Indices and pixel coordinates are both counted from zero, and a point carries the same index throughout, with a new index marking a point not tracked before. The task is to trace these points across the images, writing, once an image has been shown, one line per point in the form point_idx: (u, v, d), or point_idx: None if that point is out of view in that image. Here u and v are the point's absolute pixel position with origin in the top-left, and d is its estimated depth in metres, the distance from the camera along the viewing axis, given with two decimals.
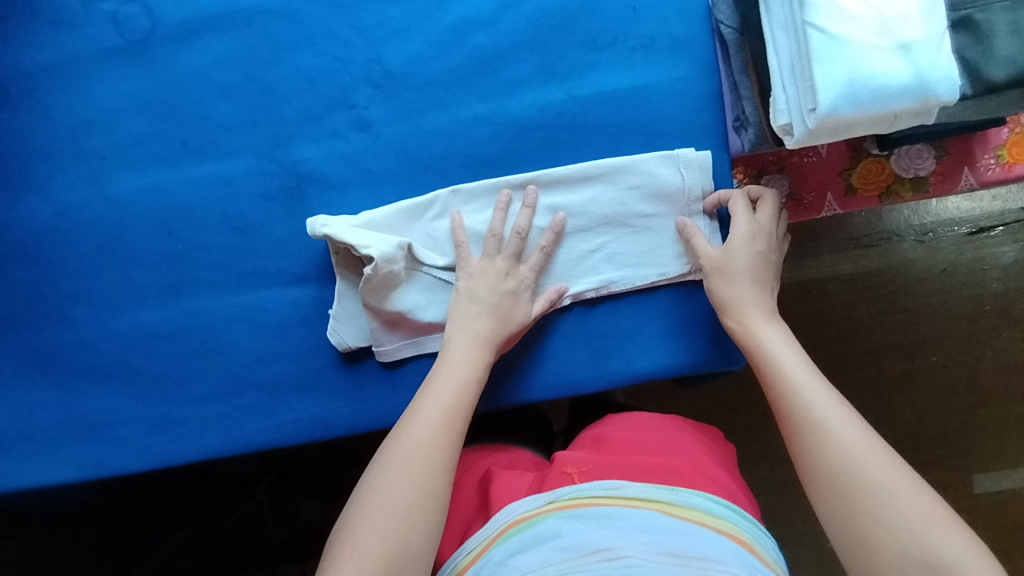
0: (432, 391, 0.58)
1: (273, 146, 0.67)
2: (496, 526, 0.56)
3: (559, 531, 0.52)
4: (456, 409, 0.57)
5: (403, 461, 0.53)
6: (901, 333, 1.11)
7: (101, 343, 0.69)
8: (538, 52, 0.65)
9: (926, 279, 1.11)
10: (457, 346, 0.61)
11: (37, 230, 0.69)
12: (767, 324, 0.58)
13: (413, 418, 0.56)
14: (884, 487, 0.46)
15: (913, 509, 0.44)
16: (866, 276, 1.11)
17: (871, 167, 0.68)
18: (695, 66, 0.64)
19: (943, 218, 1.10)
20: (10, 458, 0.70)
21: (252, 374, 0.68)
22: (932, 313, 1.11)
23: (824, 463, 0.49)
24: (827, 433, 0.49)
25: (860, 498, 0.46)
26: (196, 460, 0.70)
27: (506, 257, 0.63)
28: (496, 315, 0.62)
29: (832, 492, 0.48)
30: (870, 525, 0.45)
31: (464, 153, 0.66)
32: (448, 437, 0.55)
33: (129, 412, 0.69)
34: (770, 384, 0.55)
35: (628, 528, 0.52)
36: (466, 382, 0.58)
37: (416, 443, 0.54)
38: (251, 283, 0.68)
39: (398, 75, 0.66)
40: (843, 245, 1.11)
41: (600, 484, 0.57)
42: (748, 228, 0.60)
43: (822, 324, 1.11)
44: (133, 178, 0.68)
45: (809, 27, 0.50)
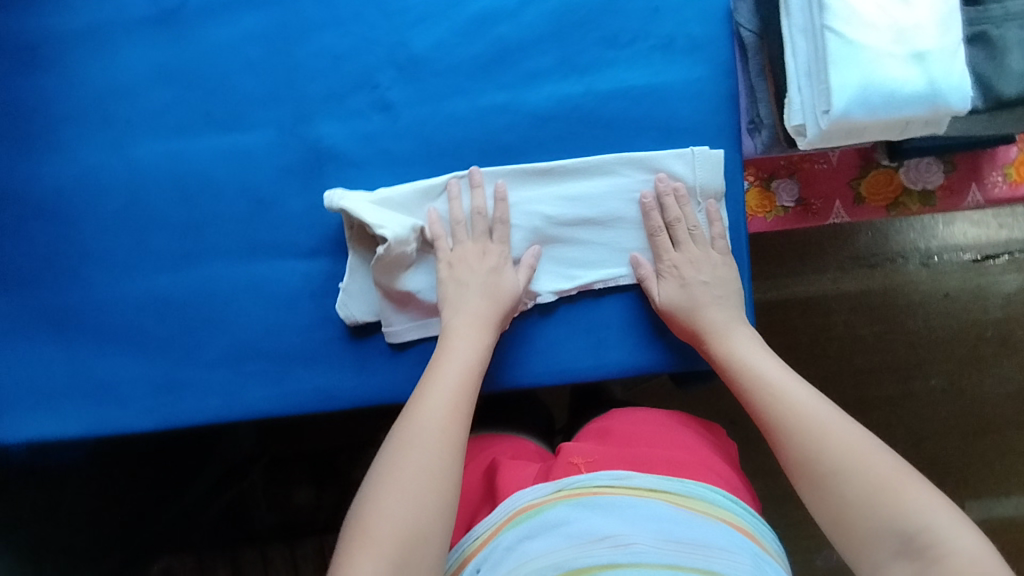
0: (438, 373, 0.59)
1: (294, 121, 0.67)
2: (505, 511, 0.56)
3: (565, 519, 0.53)
4: (461, 388, 0.58)
5: (410, 443, 0.54)
6: (901, 356, 1.12)
7: (112, 306, 0.70)
8: (559, 45, 0.66)
9: (928, 302, 1.12)
10: (456, 330, 0.62)
11: (57, 190, 0.68)
12: (729, 328, 0.63)
13: (421, 402, 0.57)
14: (851, 463, 0.51)
15: (882, 480, 0.49)
16: (871, 295, 1.12)
17: (880, 178, 0.69)
18: (712, 67, 0.65)
19: (949, 243, 1.11)
20: (15, 411, 0.71)
21: (261, 343, 0.70)
22: (933, 334, 1.12)
23: (805, 456, 0.53)
24: (795, 419, 0.54)
25: (831, 478, 0.51)
26: (198, 424, 0.72)
27: (485, 236, 0.66)
28: (489, 294, 0.63)
29: (809, 482, 0.52)
30: (845, 503, 0.50)
31: (483, 140, 0.67)
32: (454, 416, 0.57)
33: (136, 372, 0.70)
34: (739, 380, 0.60)
35: (636, 516, 0.53)
36: (470, 363, 0.60)
37: (423, 424, 0.55)
38: (263, 254, 0.69)
39: (422, 60, 0.67)
40: (849, 263, 1.12)
41: (610, 473, 0.58)
42: (677, 262, 0.65)
43: (824, 341, 1.12)
44: (156, 144, 0.68)
45: (827, 31, 0.51)
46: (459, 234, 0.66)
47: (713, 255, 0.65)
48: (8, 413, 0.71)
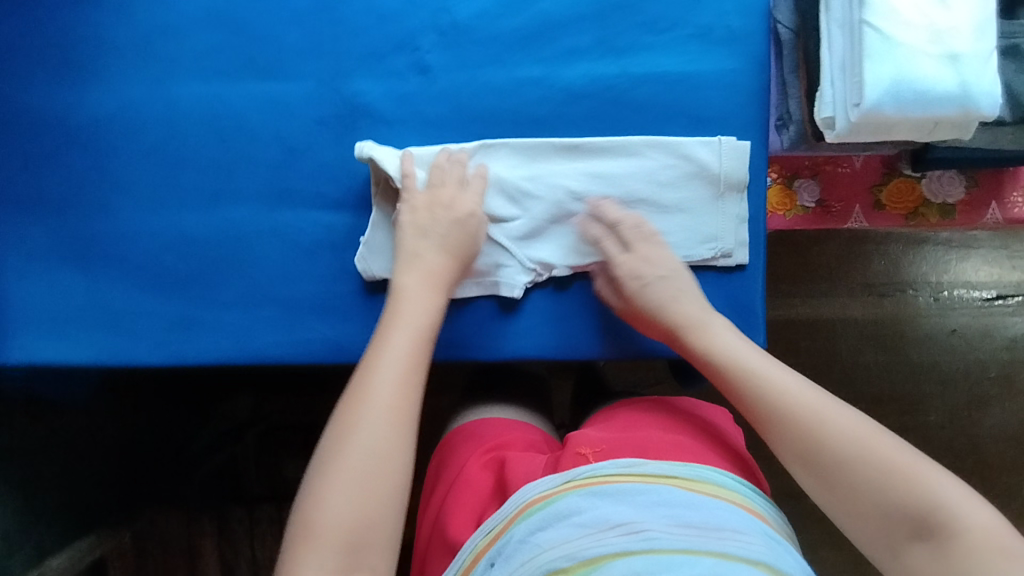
0: (385, 347, 0.59)
1: (334, 75, 0.69)
2: (514, 507, 0.56)
3: (576, 508, 0.54)
4: (406, 364, 0.58)
5: (355, 427, 0.54)
6: (905, 386, 1.15)
7: (137, 238, 0.71)
8: (599, 25, 0.67)
9: (935, 337, 1.16)
10: (409, 297, 0.62)
11: (97, 120, 0.70)
12: (706, 322, 0.62)
13: (366, 380, 0.57)
14: (856, 454, 0.51)
15: (892, 464, 0.50)
16: (880, 324, 1.15)
17: (902, 187, 0.70)
18: (747, 60, 0.66)
19: (960, 280, 1.16)
20: (30, 333, 0.72)
21: (278, 291, 0.71)
22: (939, 370, 1.15)
23: (808, 450, 0.53)
24: (790, 415, 0.54)
25: (842, 471, 0.52)
26: (208, 364, 0.73)
27: (458, 185, 0.66)
28: (446, 247, 0.64)
29: (817, 475, 0.53)
30: (859, 494, 0.51)
31: (515, 110, 0.68)
32: (399, 392, 0.56)
33: (153, 307, 0.72)
34: (725, 375, 0.59)
35: (646, 503, 0.54)
36: (415, 338, 0.60)
37: (367, 407, 0.55)
38: (290, 201, 0.71)
39: (463, 27, 0.68)
40: (860, 289, 1.15)
41: (615, 462, 0.58)
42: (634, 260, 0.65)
43: (828, 365, 1.15)
44: (198, 85, 0.70)
45: (864, 25, 0.52)
46: (432, 181, 0.66)
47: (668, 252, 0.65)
48: (23, 334, 0.72)
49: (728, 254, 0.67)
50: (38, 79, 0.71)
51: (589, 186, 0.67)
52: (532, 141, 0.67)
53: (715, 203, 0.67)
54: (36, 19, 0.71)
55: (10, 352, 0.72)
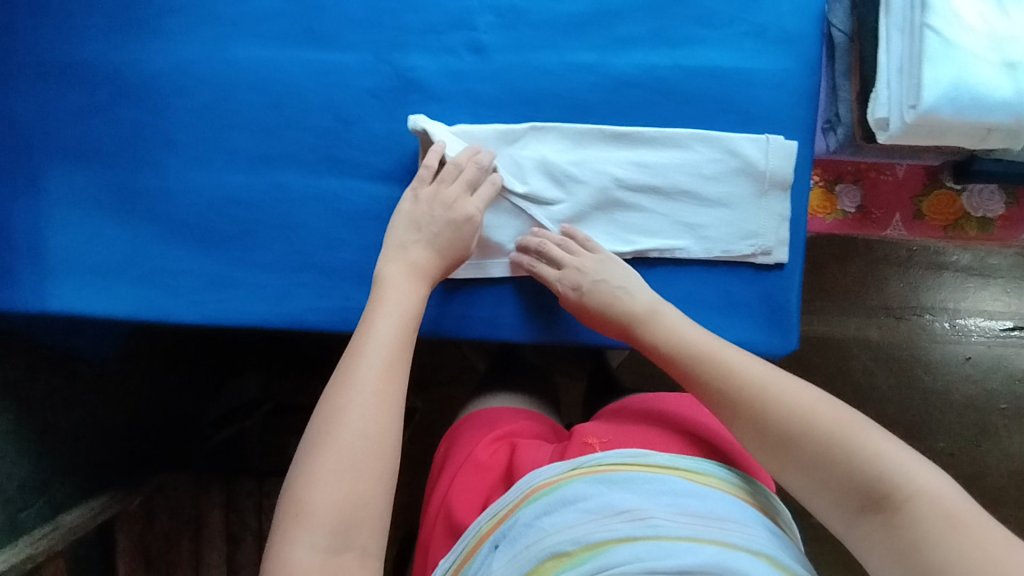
0: (373, 331, 0.59)
1: (390, 48, 0.70)
2: (519, 492, 0.56)
3: (583, 494, 0.53)
4: (391, 348, 0.58)
5: (342, 408, 0.54)
6: (914, 411, 1.15)
7: (183, 195, 0.72)
8: (655, 17, 0.68)
9: (951, 364, 1.16)
10: (393, 282, 0.63)
11: (154, 76, 0.72)
12: (655, 312, 0.63)
13: (353, 363, 0.57)
14: (802, 427, 0.51)
15: (836, 433, 0.50)
16: (894, 346, 1.16)
17: (943, 199, 0.71)
18: (799, 62, 0.67)
19: (976, 308, 1.17)
20: (68, 282, 0.72)
21: (318, 257, 0.72)
22: (949, 396, 1.16)
23: (760, 425, 0.54)
24: (743, 394, 0.55)
25: (795, 445, 0.52)
26: (242, 326, 0.73)
27: (467, 187, 0.66)
28: (434, 244, 0.65)
29: (772, 451, 0.53)
30: (813, 467, 0.50)
31: (565, 95, 0.69)
32: (386, 373, 0.57)
33: (193, 264, 0.72)
34: (680, 359, 0.60)
35: (651, 491, 0.53)
36: (401, 323, 0.60)
37: (353, 388, 0.55)
38: (337, 170, 0.71)
39: (521, 10, 0.69)
40: (878, 312, 1.16)
41: (622, 452, 0.57)
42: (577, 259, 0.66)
43: (842, 387, 1.15)
44: (256, 49, 0.71)
45: (926, 28, 0.53)
46: (441, 176, 0.66)
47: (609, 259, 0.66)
48: (61, 282, 0.72)
49: (767, 251, 0.68)
50: (100, 32, 0.72)
51: (634, 174, 0.68)
52: (579, 127, 0.68)
53: (758, 200, 0.68)
54: None
55: (48, 299, 0.72)
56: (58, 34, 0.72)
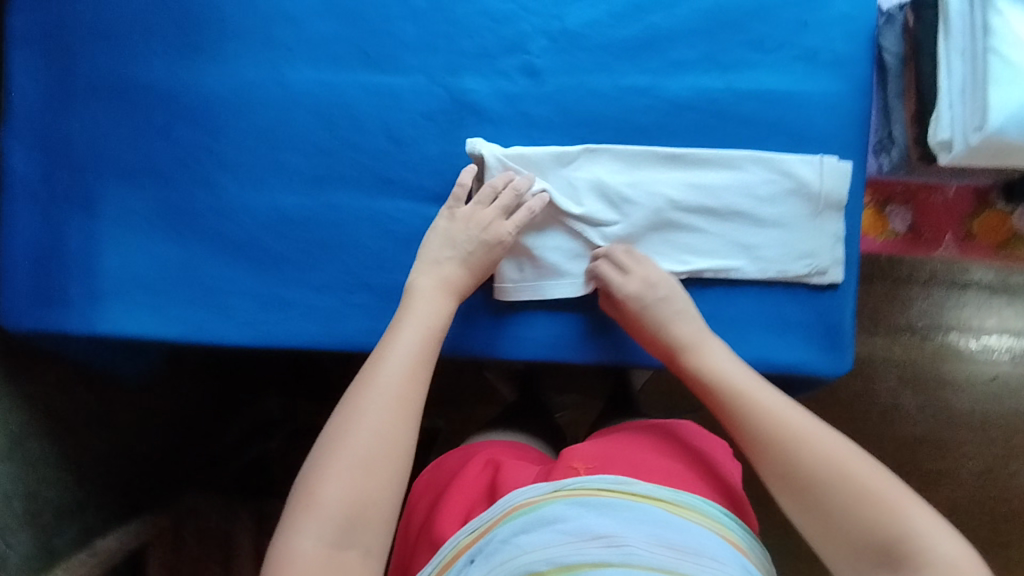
0: (395, 342, 0.60)
1: (445, 71, 0.71)
2: (501, 509, 0.56)
3: (561, 516, 0.52)
4: (414, 358, 0.59)
5: (361, 407, 0.55)
6: (941, 430, 1.15)
7: (237, 216, 0.72)
8: (707, 42, 0.69)
9: (976, 382, 1.16)
10: (422, 293, 0.64)
11: (211, 98, 0.72)
12: (703, 340, 0.63)
13: (376, 367, 0.58)
14: (832, 475, 0.52)
15: (866, 488, 0.50)
16: (919, 364, 1.16)
17: (993, 220, 0.71)
18: (851, 85, 0.68)
19: (1002, 326, 1.17)
20: (121, 303, 0.73)
21: (370, 278, 0.72)
22: (976, 416, 1.15)
23: (791, 468, 0.54)
24: (778, 433, 0.55)
25: (822, 491, 0.52)
26: (294, 348, 0.73)
27: (503, 211, 0.66)
28: (466, 262, 0.66)
29: (796, 493, 0.53)
30: (835, 514, 0.51)
31: (618, 117, 0.70)
32: (407, 381, 0.57)
33: (246, 285, 0.72)
34: (716, 389, 0.60)
35: (632, 518, 0.53)
36: (425, 335, 0.61)
37: (374, 389, 0.56)
38: (391, 192, 0.72)
39: (575, 35, 0.70)
40: (899, 329, 1.17)
41: (610, 478, 0.57)
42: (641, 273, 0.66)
43: (866, 407, 1.15)
44: (312, 72, 0.72)
45: (991, 53, 0.54)
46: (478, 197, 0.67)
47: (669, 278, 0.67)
48: (115, 303, 0.73)
49: (822, 271, 0.68)
50: (158, 55, 0.73)
51: (688, 195, 0.68)
52: (630, 149, 0.68)
53: (813, 220, 0.68)
54: None
55: (99, 320, 0.73)
56: (116, 56, 0.73)
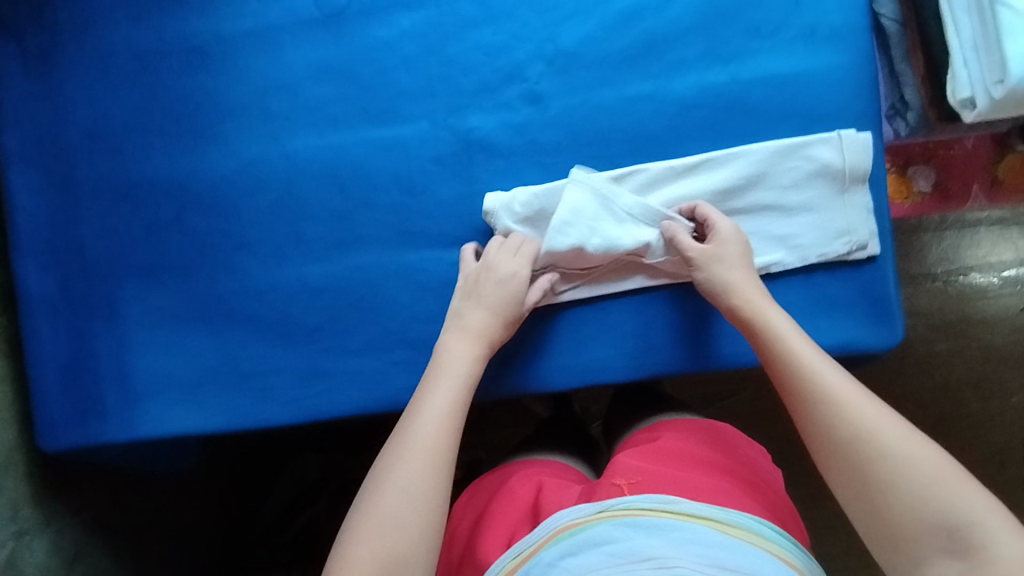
0: (427, 399, 0.58)
1: (447, 113, 0.70)
2: (547, 530, 0.55)
3: (610, 537, 0.52)
4: (449, 415, 0.57)
5: (392, 467, 0.54)
6: (980, 371, 1.13)
7: (264, 294, 0.71)
8: (704, 37, 0.69)
9: (1004, 317, 1.14)
10: (458, 340, 0.62)
11: (217, 182, 0.72)
12: (762, 302, 0.61)
13: (409, 425, 0.56)
14: (895, 450, 0.49)
15: (932, 469, 0.48)
16: (945, 311, 1.15)
17: (1019, 163, 0.71)
18: (855, 55, 0.67)
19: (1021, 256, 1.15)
20: (160, 402, 0.71)
21: (408, 332, 0.70)
22: (1013, 350, 1.13)
23: (853, 439, 0.51)
24: (841, 404, 0.53)
25: (880, 464, 0.49)
26: (341, 416, 0.72)
27: (513, 249, 0.66)
28: (491, 307, 0.63)
29: (851, 467, 0.51)
30: (890, 491, 0.48)
31: (628, 129, 0.69)
32: (441, 441, 0.55)
33: (282, 362, 0.71)
34: (776, 355, 0.58)
35: (679, 539, 0.51)
36: (457, 390, 0.58)
37: (407, 447, 0.54)
38: (412, 243, 0.71)
39: (571, 54, 0.69)
40: (921, 277, 1.15)
41: (652, 497, 0.55)
42: (718, 229, 0.64)
43: (900, 361, 1.15)
44: (313, 138, 0.71)
45: (999, 5, 0.53)
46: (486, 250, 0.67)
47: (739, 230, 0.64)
48: (154, 402, 0.71)
49: (861, 245, 0.67)
50: (157, 148, 0.72)
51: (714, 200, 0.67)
52: (643, 169, 0.67)
53: (840, 199, 0.67)
54: (153, 89, 0.72)
55: (140, 424, 0.71)
56: (116, 157, 0.73)
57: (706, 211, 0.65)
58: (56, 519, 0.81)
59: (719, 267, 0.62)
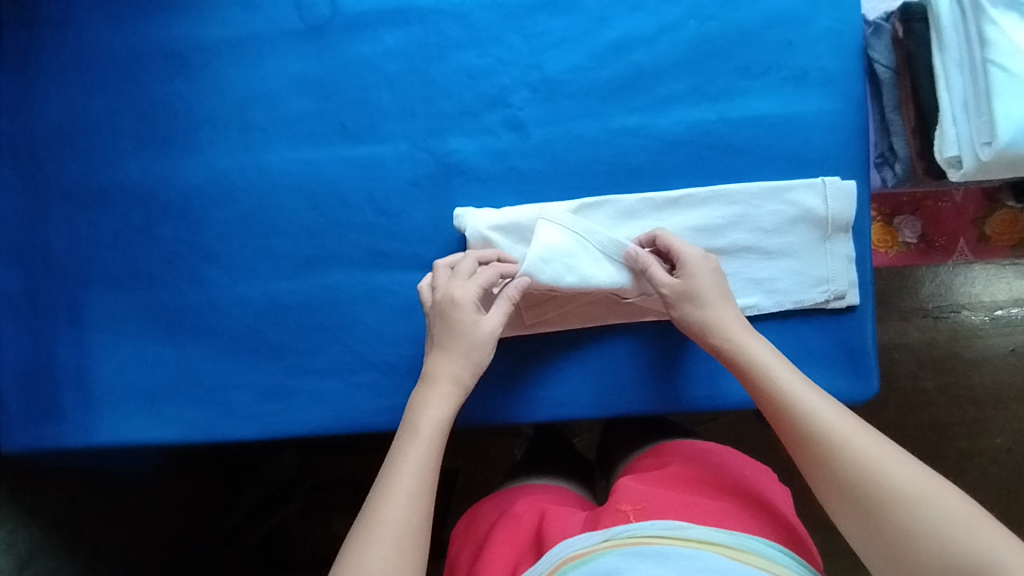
0: (398, 468, 0.53)
1: (427, 135, 0.69)
2: (550, 562, 0.51)
3: (616, 567, 0.47)
4: (421, 482, 0.53)
5: (364, 551, 0.48)
6: (965, 411, 1.08)
7: (230, 307, 0.70)
8: (693, 73, 0.67)
9: (992, 358, 1.08)
10: (438, 380, 0.59)
11: (189, 191, 0.70)
12: (750, 338, 0.58)
13: (379, 501, 0.51)
14: (902, 491, 0.45)
15: (944, 508, 0.44)
16: (934, 348, 1.09)
17: (1006, 219, 0.72)
18: (846, 100, 0.66)
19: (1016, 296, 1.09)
20: (120, 412, 0.70)
21: (374, 355, 0.68)
22: (1001, 394, 1.08)
23: (854, 481, 0.47)
24: (836, 444, 0.49)
25: (889, 507, 0.45)
26: (302, 437, 0.69)
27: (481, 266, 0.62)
28: (458, 349, 0.60)
29: (859, 512, 0.47)
30: (904, 536, 0.44)
31: (611, 162, 0.67)
32: (415, 509, 0.51)
33: (245, 378, 0.69)
34: (766, 394, 0.54)
35: (688, 567, 0.46)
36: (429, 453, 0.55)
37: (378, 526, 0.49)
38: (385, 264, 0.69)
39: (556, 82, 0.68)
40: (912, 312, 1.10)
41: (657, 523, 0.51)
42: (682, 257, 0.61)
43: (885, 398, 1.09)
44: (290, 153, 0.70)
45: (991, 65, 0.55)
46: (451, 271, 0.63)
47: (711, 256, 0.62)
48: (114, 412, 0.70)
49: (839, 295, 0.65)
50: (131, 153, 0.71)
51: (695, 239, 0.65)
52: (624, 202, 0.65)
53: (823, 246, 0.66)
54: (130, 93, 0.71)
55: (97, 431, 0.70)
56: (89, 160, 0.71)
57: (666, 240, 0.62)
58: (12, 518, 0.80)
59: (697, 301, 0.60)
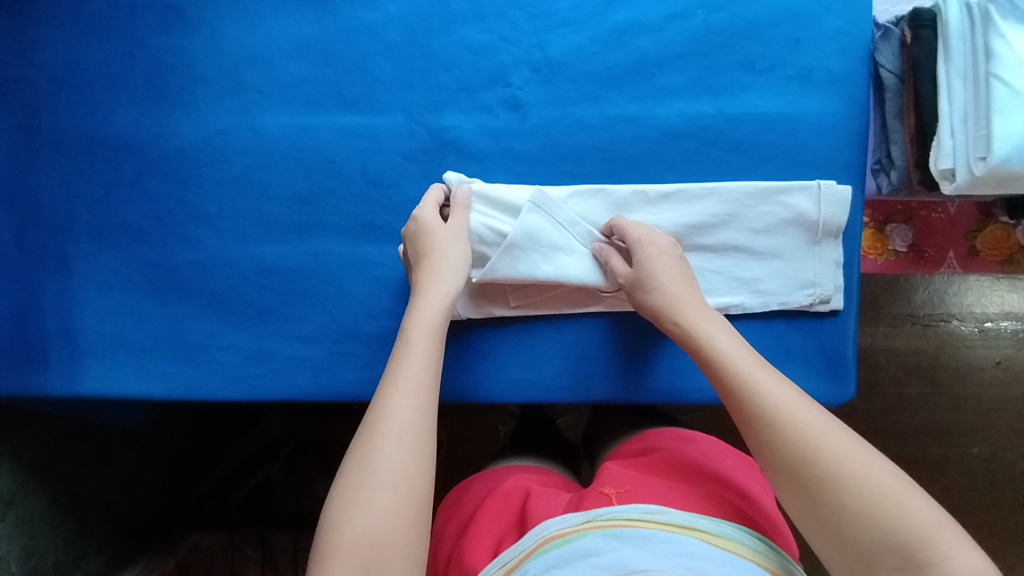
0: (399, 371, 0.53)
1: (423, 109, 0.68)
2: (532, 539, 0.51)
3: (596, 550, 0.48)
4: (426, 379, 0.53)
5: (375, 446, 0.48)
6: (945, 419, 1.09)
7: (218, 268, 0.70)
8: (696, 64, 0.66)
9: (977, 369, 1.09)
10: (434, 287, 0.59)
11: (182, 148, 0.70)
12: (702, 317, 0.58)
13: (387, 400, 0.51)
14: (840, 470, 0.45)
15: (880, 486, 0.44)
16: (920, 355, 1.10)
17: (998, 234, 0.73)
18: (848, 104, 0.65)
19: (1005, 310, 1.09)
20: (103, 364, 0.70)
21: (358, 326, 0.68)
22: (980, 404, 1.09)
23: (795, 460, 0.47)
24: (780, 422, 0.49)
25: (826, 485, 0.45)
26: (282, 401, 0.70)
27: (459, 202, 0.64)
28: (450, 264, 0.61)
29: (799, 490, 0.47)
30: (837, 514, 0.44)
31: (606, 149, 0.67)
32: (423, 402, 0.51)
33: (228, 338, 0.69)
34: (717, 372, 0.54)
35: (667, 551, 0.47)
36: (431, 353, 0.55)
37: (388, 421, 0.50)
38: (373, 236, 0.69)
39: (558, 63, 0.67)
40: (903, 319, 1.09)
41: (638, 506, 0.52)
42: (635, 237, 0.62)
43: (867, 401, 1.09)
44: (285, 116, 0.69)
45: (993, 78, 0.56)
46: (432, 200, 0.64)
47: (670, 240, 0.63)
48: (97, 364, 0.70)
49: (826, 298, 0.66)
50: (125, 106, 0.71)
51: (687, 233, 0.65)
52: (616, 195, 0.65)
53: (812, 249, 0.66)
54: (126, 45, 0.70)
55: (81, 382, 0.70)
56: (83, 111, 0.71)
57: (622, 228, 0.63)
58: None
59: (653, 284, 0.60)
